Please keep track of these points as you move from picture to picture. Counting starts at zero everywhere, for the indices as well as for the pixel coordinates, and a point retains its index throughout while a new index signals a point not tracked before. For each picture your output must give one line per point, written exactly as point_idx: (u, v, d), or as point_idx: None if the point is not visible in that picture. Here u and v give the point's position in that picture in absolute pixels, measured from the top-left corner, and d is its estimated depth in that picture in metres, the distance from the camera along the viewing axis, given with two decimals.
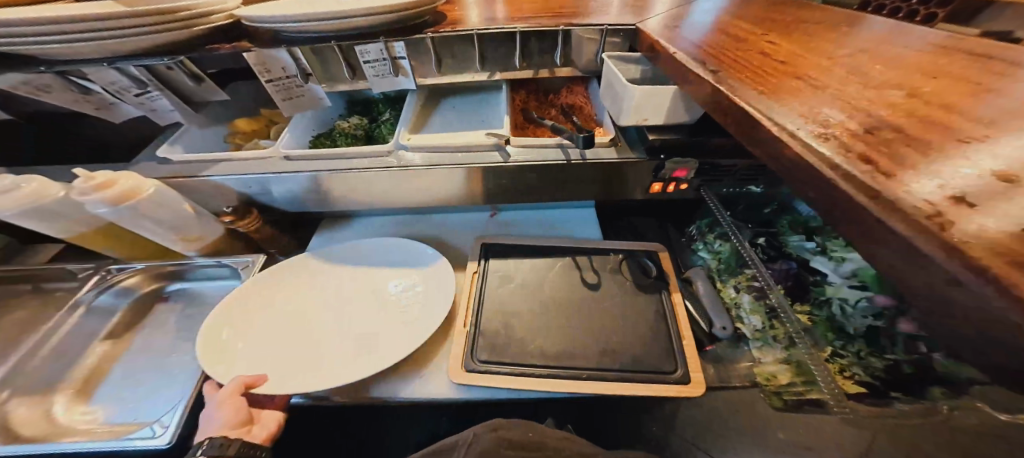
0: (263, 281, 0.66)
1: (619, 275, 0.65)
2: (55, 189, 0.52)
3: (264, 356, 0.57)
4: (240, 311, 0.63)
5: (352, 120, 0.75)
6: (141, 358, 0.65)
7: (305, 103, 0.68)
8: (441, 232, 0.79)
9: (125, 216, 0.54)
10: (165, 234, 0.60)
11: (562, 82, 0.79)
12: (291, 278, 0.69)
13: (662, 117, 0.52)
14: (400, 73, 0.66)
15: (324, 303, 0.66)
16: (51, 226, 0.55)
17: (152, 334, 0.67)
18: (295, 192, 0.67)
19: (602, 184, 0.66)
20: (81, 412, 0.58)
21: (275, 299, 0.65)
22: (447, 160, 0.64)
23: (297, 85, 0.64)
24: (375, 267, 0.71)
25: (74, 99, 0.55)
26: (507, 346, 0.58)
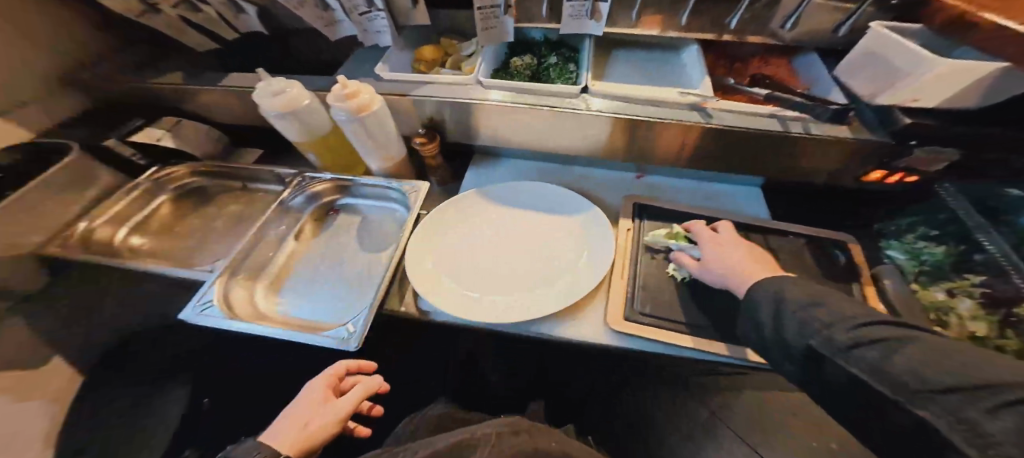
0: (438, 216, 0.71)
1: (803, 258, 0.60)
2: (304, 96, 0.61)
3: (451, 282, 0.62)
4: (425, 240, 0.68)
5: (524, 59, 0.76)
6: (326, 262, 0.74)
7: (495, 36, 0.70)
8: (588, 185, 0.79)
9: (353, 127, 0.61)
10: (373, 151, 0.67)
11: (757, 48, 0.74)
12: (459, 215, 0.72)
13: (942, 98, 0.50)
14: (594, 17, 0.64)
15: (493, 244, 0.68)
16: (290, 127, 0.64)
17: (333, 242, 0.77)
18: (467, 121, 0.72)
19: (779, 151, 0.63)
20: (276, 302, 0.70)
21: (449, 234, 0.69)
22: (637, 112, 0.65)
23: (495, 15, 0.66)
24: (534, 215, 0.72)
25: (316, 16, 0.63)
26: (672, 305, 0.57)
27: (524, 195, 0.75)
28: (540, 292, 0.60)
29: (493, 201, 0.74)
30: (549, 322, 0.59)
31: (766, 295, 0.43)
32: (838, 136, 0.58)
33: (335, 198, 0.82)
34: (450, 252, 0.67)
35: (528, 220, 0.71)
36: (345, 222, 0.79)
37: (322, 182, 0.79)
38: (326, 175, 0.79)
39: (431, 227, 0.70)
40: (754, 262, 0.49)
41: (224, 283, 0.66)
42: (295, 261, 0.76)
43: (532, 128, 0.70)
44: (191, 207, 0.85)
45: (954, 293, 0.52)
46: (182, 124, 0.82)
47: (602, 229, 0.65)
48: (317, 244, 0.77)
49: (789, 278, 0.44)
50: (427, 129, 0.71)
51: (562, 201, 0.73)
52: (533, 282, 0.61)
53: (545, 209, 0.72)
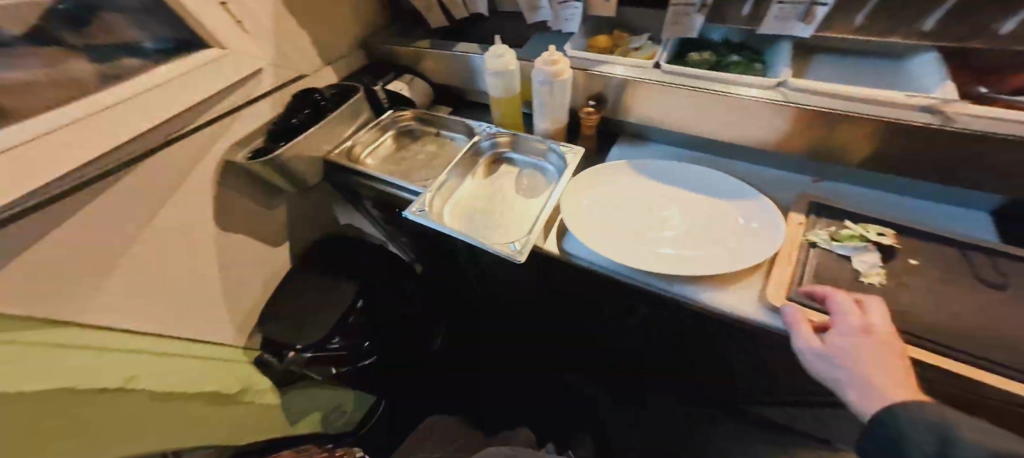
0: (591, 177, 0.89)
1: None
2: (512, 62, 0.95)
3: (601, 231, 0.76)
4: (578, 195, 0.85)
5: (702, 55, 0.82)
6: (495, 195, 1.00)
7: (680, 31, 0.78)
8: (750, 178, 0.79)
9: (543, 83, 0.86)
10: (546, 111, 0.94)
11: None
12: (613, 180, 0.87)
13: None
14: (805, 20, 0.65)
15: (641, 210, 0.79)
16: (495, 82, 1.00)
17: (502, 182, 1.03)
18: (629, 98, 0.88)
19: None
20: (459, 216, 0.95)
21: (596, 195, 0.84)
22: (844, 106, 0.63)
23: (687, 12, 0.74)
24: (684, 192, 0.80)
25: None
26: (840, 298, 0.54)
27: (676, 175, 0.83)
28: (687, 258, 0.66)
29: (642, 175, 0.85)
30: (690, 285, 0.64)
31: (921, 427, 0.35)
32: None
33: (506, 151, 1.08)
34: (602, 208, 0.81)
35: (676, 195, 0.80)
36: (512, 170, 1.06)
37: (503, 136, 1.07)
38: (506, 131, 1.08)
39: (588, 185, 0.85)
40: (916, 382, 0.40)
41: (436, 193, 0.92)
42: (474, 191, 1.02)
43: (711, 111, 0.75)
44: (403, 142, 1.28)
45: None
46: (415, 81, 1.29)
47: (761, 211, 0.68)
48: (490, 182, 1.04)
49: (960, 413, 0.35)
50: (595, 103, 0.91)
51: (715, 184, 0.79)
52: (676, 247, 0.70)
53: (697, 189, 0.79)
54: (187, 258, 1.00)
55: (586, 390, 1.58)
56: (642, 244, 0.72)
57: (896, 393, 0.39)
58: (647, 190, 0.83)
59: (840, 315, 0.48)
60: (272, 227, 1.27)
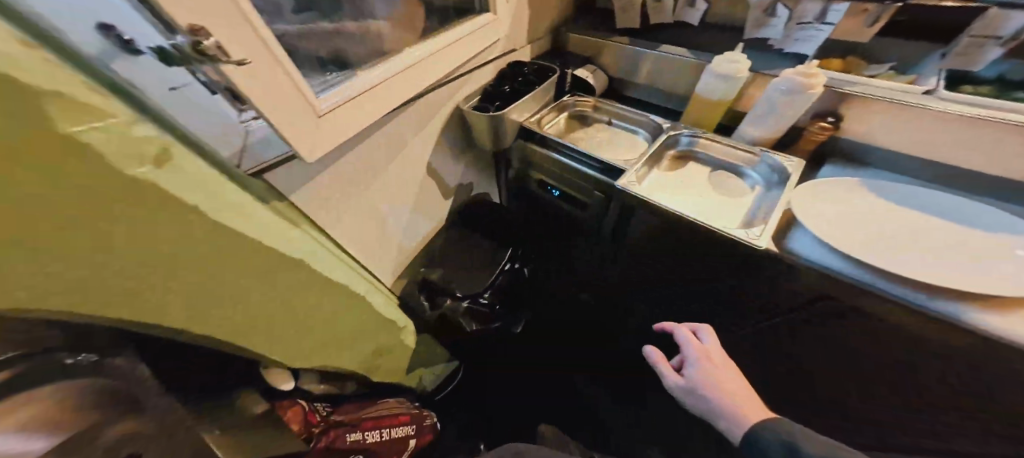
0: (825, 188, 0.94)
1: None
2: (744, 71, 0.99)
3: (861, 244, 0.82)
4: (813, 199, 0.92)
5: (979, 88, 0.85)
6: (690, 186, 1.11)
7: (965, 60, 0.85)
8: (1001, 208, 0.84)
9: (786, 92, 0.92)
10: (768, 120, 1.00)
11: None
12: (848, 195, 0.92)
13: None
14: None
15: (890, 226, 0.85)
16: (712, 86, 1.05)
17: (695, 176, 1.13)
18: (878, 119, 0.93)
19: None
20: (659, 197, 1.09)
21: (831, 202, 0.91)
22: None
23: (983, 46, 0.81)
24: (932, 213, 0.85)
25: (761, 22, 1.04)
26: None
27: (916, 195, 0.89)
28: (971, 278, 0.72)
29: (878, 193, 0.91)
30: (966, 304, 0.72)
31: (769, 436, 0.63)
32: None
33: (707, 148, 1.15)
34: (850, 221, 0.87)
35: (920, 215, 0.85)
36: (703, 166, 1.15)
37: (708, 137, 1.14)
38: (700, 130, 1.16)
39: (825, 199, 0.92)
40: (750, 400, 0.71)
41: (636, 172, 1.13)
42: (672, 178, 1.14)
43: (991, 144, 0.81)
44: (574, 124, 1.43)
45: None
46: (598, 72, 1.42)
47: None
48: (682, 174, 1.14)
49: (776, 423, 0.65)
50: (833, 119, 0.97)
51: (963, 210, 0.84)
52: (940, 261, 0.76)
53: (945, 212, 0.85)
54: (405, 184, 1.25)
55: (586, 390, 1.75)
56: (908, 258, 0.78)
57: (744, 417, 0.69)
58: (886, 206, 0.89)
59: (690, 347, 0.82)
60: (451, 177, 1.48)
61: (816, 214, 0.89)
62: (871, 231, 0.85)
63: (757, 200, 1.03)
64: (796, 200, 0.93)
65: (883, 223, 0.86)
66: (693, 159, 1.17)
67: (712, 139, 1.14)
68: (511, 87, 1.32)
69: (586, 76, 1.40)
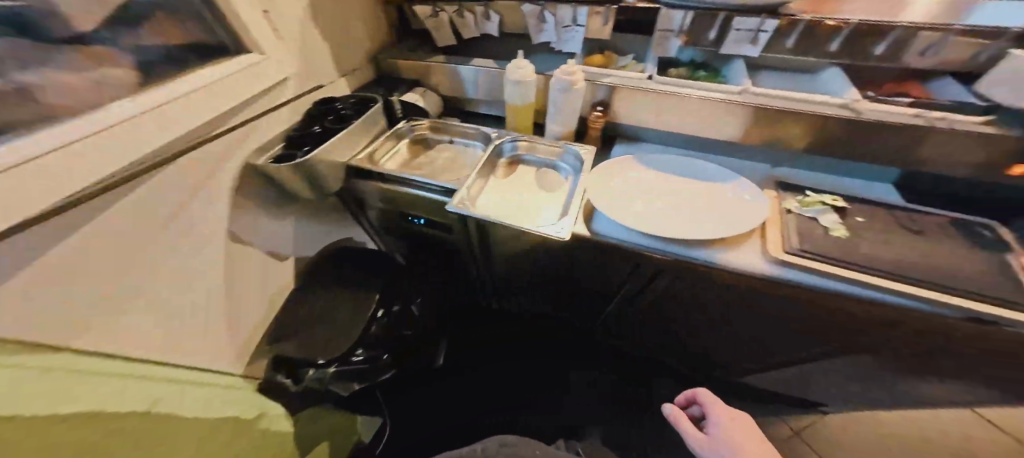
0: (607, 172, 1.03)
1: (946, 232, 0.71)
2: (530, 75, 1.08)
3: (631, 216, 0.90)
4: (605, 185, 1.00)
5: (680, 70, 1.09)
6: (513, 190, 1.12)
7: (662, 50, 1.06)
8: (727, 166, 1.03)
9: (565, 90, 1.02)
10: (559, 115, 1.11)
11: (893, 73, 0.92)
12: (621, 172, 1.03)
13: None
14: (754, 43, 0.93)
15: (652, 193, 0.96)
16: (512, 91, 1.13)
17: (518, 179, 1.15)
18: (632, 107, 1.07)
19: (931, 144, 0.76)
20: (493, 206, 1.04)
21: (619, 184, 1.00)
22: (783, 104, 0.87)
23: (667, 37, 1.02)
24: (679, 176, 0.99)
25: (536, 27, 1.15)
26: (838, 246, 0.72)
27: (671, 163, 1.04)
28: (704, 228, 0.84)
29: (652, 169, 1.02)
30: (708, 249, 0.82)
31: None
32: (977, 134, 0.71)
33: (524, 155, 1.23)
34: (624, 194, 0.96)
35: (673, 178, 0.99)
36: (525, 169, 1.18)
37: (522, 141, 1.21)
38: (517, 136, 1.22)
39: (604, 180, 1.01)
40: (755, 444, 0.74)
41: (468, 191, 1.03)
42: (502, 187, 1.12)
43: (697, 114, 0.99)
44: (419, 150, 1.28)
45: None
46: (427, 94, 1.30)
47: (753, 188, 0.88)
48: (506, 178, 1.16)
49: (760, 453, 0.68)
50: (603, 108, 1.10)
51: (701, 170, 0.99)
52: (690, 219, 0.87)
53: (687, 172, 1.00)
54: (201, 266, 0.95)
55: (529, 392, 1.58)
56: (663, 221, 0.88)
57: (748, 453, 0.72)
58: (651, 176, 1.01)
59: (713, 408, 0.86)
60: (278, 236, 1.23)
61: (598, 195, 0.96)
62: (641, 199, 0.94)
63: (571, 189, 1.09)
64: (592, 188, 0.99)
65: (649, 191, 0.97)
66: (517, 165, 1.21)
67: (529, 146, 1.22)
68: (322, 126, 1.02)
69: (416, 99, 1.27)
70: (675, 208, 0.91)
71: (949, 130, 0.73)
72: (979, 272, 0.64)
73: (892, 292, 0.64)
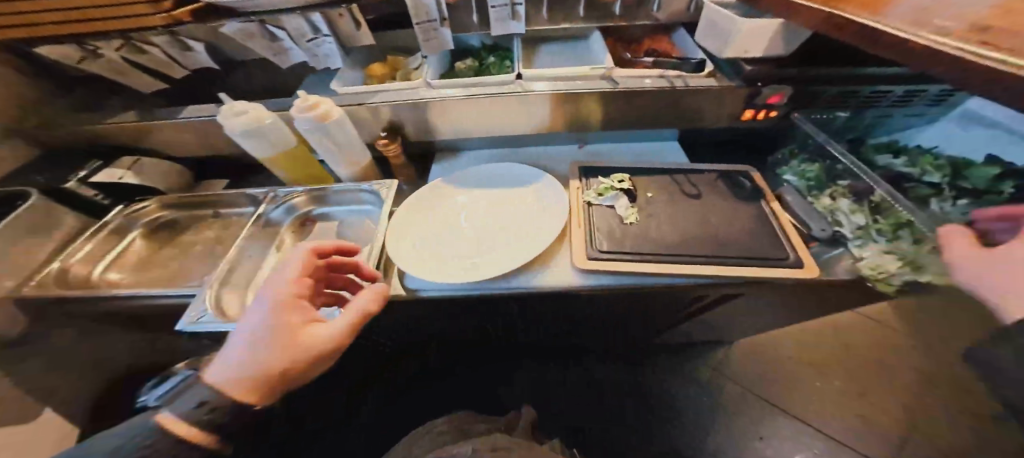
0: (408, 205, 0.80)
1: (717, 188, 0.72)
2: (267, 115, 0.69)
3: (437, 260, 0.70)
4: (401, 228, 0.76)
5: (466, 62, 0.88)
6: None
7: (435, 46, 0.79)
8: (540, 160, 0.89)
9: (318, 133, 0.69)
10: (339, 155, 0.77)
11: (644, 32, 0.92)
12: (422, 201, 0.81)
13: (762, 47, 0.65)
14: (515, 18, 0.77)
15: (458, 220, 0.77)
16: (255, 145, 0.71)
17: (312, 245, 0.84)
18: (424, 120, 0.82)
19: (690, 103, 0.75)
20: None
21: (418, 223, 0.77)
22: (554, 86, 0.76)
23: (433, 29, 0.75)
24: (485, 188, 0.82)
25: (268, 48, 0.73)
26: (626, 235, 0.67)
27: (476, 171, 0.86)
28: (515, 250, 0.69)
29: (454, 191, 0.82)
30: (526, 277, 0.68)
31: None
32: (708, 87, 0.72)
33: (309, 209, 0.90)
34: (428, 230, 0.76)
35: (480, 192, 0.81)
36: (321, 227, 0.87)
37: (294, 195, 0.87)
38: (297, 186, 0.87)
39: (400, 217, 0.78)
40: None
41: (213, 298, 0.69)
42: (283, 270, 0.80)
43: (477, 115, 0.80)
44: (161, 240, 0.88)
45: (835, 197, 0.67)
46: (144, 162, 0.88)
47: (552, 191, 0.78)
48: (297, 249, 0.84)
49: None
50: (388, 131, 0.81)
51: (507, 173, 0.84)
52: (498, 249, 0.70)
53: (491, 180, 0.84)
54: None
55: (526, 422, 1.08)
56: (475, 254, 0.70)
57: None
58: (456, 197, 0.81)
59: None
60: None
61: (394, 242, 0.72)
62: (449, 231, 0.75)
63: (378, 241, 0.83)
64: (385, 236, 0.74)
65: (455, 218, 0.78)
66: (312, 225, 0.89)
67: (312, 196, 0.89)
68: None
69: (119, 176, 0.83)
70: (485, 232, 0.75)
71: (693, 84, 0.72)
72: (747, 232, 0.63)
73: (699, 277, 0.60)
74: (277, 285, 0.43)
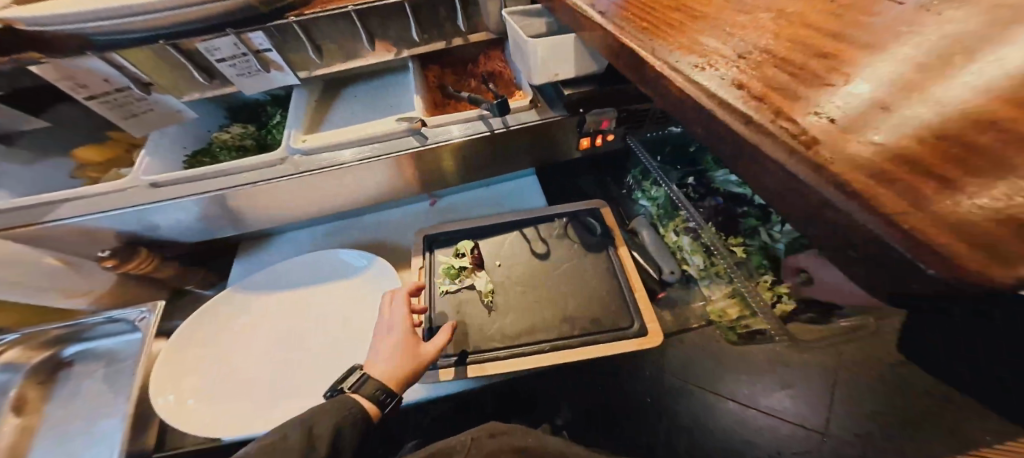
0: (194, 328, 0.58)
1: (567, 239, 0.62)
2: None
3: (228, 405, 0.52)
4: (177, 364, 0.55)
5: (233, 129, 0.63)
6: (61, 428, 0.59)
7: (157, 119, 0.55)
8: (381, 233, 0.73)
9: None
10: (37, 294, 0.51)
11: (479, 48, 0.74)
12: (219, 318, 0.61)
13: (572, 66, 0.48)
14: (271, 70, 0.54)
15: (270, 337, 0.59)
16: None
17: (66, 403, 0.62)
18: (199, 221, 0.58)
19: (527, 142, 0.62)
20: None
21: (210, 352, 0.57)
22: (358, 153, 0.58)
23: (137, 99, 0.51)
24: (308, 287, 0.64)
25: None
26: (461, 334, 0.56)
27: (295, 264, 0.66)
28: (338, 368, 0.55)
29: (260, 292, 0.64)
30: None
31: None
32: (529, 124, 0.59)
33: (55, 352, 0.65)
34: (225, 363, 0.56)
35: (300, 292, 0.64)
36: (83, 374, 0.65)
37: (10, 346, 0.61)
38: (13, 334, 0.61)
39: (167, 347, 0.56)
40: None
41: None
42: (28, 442, 0.58)
43: (247, 204, 0.58)
44: None
45: (678, 232, 0.61)
46: None
47: (384, 278, 0.62)
48: (46, 411, 0.61)
49: None
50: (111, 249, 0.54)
51: (338, 260, 0.66)
52: (326, 357, 0.57)
53: (316, 275, 0.65)
54: None
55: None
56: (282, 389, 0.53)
57: None
58: (270, 305, 0.63)
59: None
60: None
61: (173, 396, 0.52)
62: (254, 359, 0.57)
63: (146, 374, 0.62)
64: (150, 385, 0.53)
65: (265, 336, 0.59)
66: (73, 370, 0.65)
67: (45, 340, 0.63)
68: None
69: None
70: (304, 351, 0.58)
71: (513, 125, 0.59)
72: (590, 300, 0.55)
73: (546, 366, 0.52)
74: (388, 323, 0.52)
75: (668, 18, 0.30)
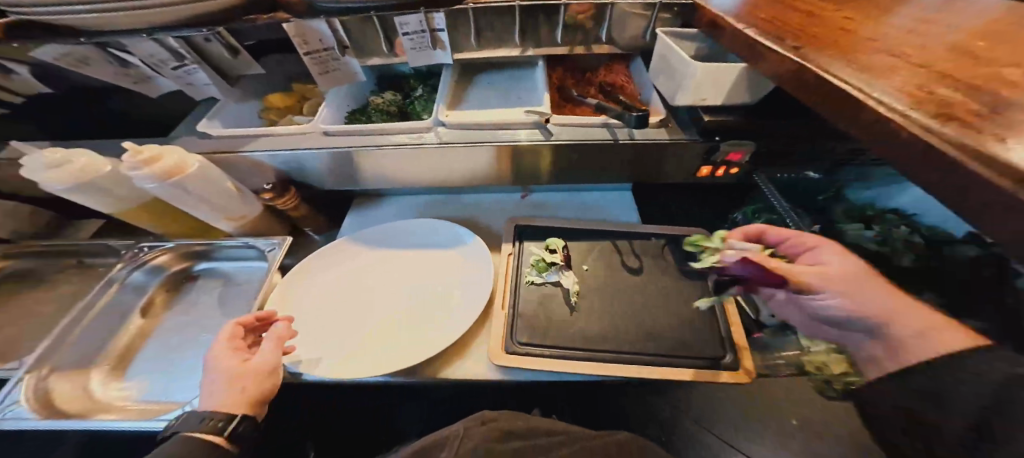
0: (306, 269, 0.67)
1: (662, 260, 0.62)
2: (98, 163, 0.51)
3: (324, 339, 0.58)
4: (288, 295, 0.64)
5: (385, 96, 0.71)
6: (179, 336, 0.64)
7: (341, 77, 0.65)
8: (474, 212, 0.79)
9: (170, 191, 0.54)
10: (212, 212, 0.60)
11: (602, 59, 0.75)
12: (327, 261, 0.69)
13: (722, 96, 0.49)
14: (438, 47, 0.62)
15: (367, 289, 0.65)
16: (98, 201, 0.54)
17: (185, 313, 0.67)
18: (337, 170, 0.66)
19: (644, 160, 0.62)
20: (121, 388, 0.58)
21: (317, 290, 0.65)
22: (488, 138, 0.63)
23: (334, 59, 0.61)
24: (406, 252, 0.70)
25: (119, 73, 0.56)
26: (546, 327, 0.58)
27: (399, 228, 0.73)
28: (427, 331, 0.59)
29: (366, 246, 0.71)
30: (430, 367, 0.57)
31: None
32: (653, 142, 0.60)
33: (191, 265, 0.72)
34: (327, 303, 0.63)
35: (399, 254, 0.70)
36: (202, 289, 0.70)
37: (165, 252, 0.69)
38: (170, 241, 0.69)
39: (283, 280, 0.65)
40: None
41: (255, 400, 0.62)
42: (145, 341, 0.63)
43: (380, 164, 0.65)
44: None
45: None
46: None
47: (479, 256, 0.67)
48: (166, 315, 0.66)
49: None
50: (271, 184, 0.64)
51: (438, 231, 0.72)
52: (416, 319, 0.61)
53: (416, 243, 0.71)
54: None
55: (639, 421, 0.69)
56: (371, 338, 0.58)
57: None
58: (372, 260, 0.69)
59: None
60: None
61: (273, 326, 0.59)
62: (352, 305, 0.63)
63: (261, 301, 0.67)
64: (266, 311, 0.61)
65: (363, 288, 0.66)
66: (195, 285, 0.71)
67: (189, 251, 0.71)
68: None
69: None
70: (395, 307, 0.63)
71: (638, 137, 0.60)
72: (683, 325, 0.55)
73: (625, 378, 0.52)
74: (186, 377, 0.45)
75: (872, 62, 0.31)
